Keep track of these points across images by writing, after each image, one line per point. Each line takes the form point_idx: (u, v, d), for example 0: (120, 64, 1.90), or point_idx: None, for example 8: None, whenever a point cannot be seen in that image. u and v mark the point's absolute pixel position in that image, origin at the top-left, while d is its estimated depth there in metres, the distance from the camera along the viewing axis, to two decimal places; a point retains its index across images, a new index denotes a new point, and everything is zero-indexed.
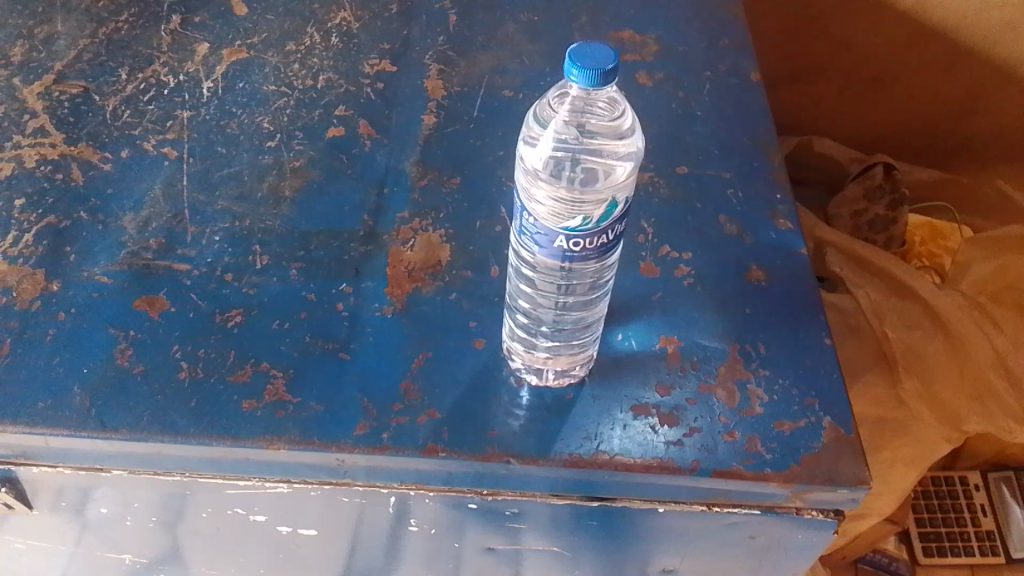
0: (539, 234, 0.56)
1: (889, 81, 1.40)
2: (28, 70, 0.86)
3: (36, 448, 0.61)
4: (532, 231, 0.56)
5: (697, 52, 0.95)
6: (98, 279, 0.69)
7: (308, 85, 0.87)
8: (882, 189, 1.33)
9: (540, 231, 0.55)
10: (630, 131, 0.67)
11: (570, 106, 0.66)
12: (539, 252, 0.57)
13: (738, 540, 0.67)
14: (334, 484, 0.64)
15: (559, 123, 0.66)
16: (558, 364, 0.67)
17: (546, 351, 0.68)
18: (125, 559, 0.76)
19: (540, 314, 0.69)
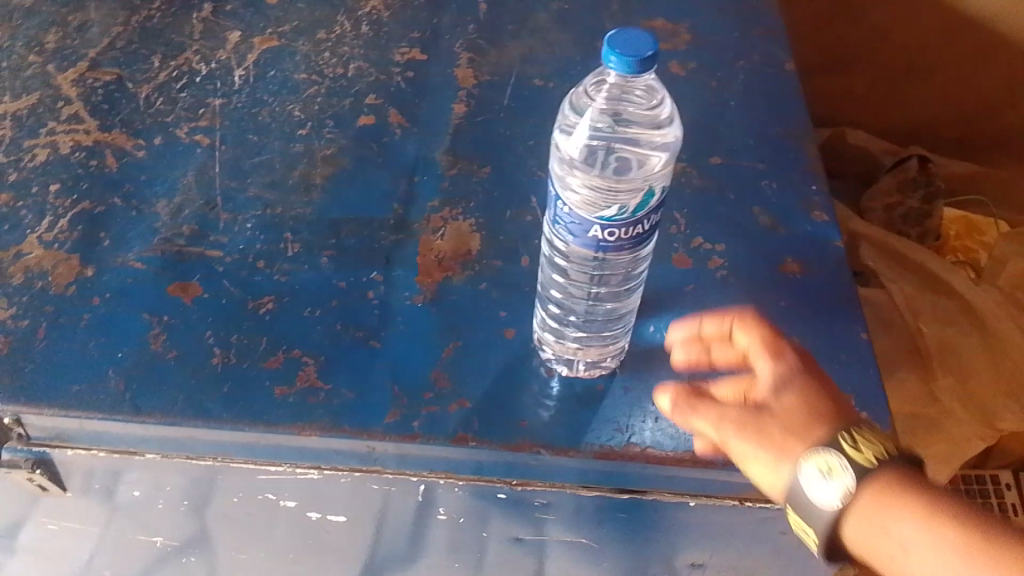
0: (571, 223, 0.55)
1: (924, 73, 1.38)
2: (62, 57, 0.87)
3: (71, 430, 0.62)
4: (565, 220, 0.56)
5: (730, 42, 0.93)
6: (132, 264, 0.70)
7: (339, 73, 0.87)
8: (916, 181, 1.30)
9: (572, 221, 0.55)
10: (668, 121, 0.66)
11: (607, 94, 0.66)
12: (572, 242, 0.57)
13: (770, 534, 0.67)
14: (365, 471, 0.64)
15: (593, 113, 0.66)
16: (589, 354, 0.68)
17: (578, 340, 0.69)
18: (155, 542, 0.76)
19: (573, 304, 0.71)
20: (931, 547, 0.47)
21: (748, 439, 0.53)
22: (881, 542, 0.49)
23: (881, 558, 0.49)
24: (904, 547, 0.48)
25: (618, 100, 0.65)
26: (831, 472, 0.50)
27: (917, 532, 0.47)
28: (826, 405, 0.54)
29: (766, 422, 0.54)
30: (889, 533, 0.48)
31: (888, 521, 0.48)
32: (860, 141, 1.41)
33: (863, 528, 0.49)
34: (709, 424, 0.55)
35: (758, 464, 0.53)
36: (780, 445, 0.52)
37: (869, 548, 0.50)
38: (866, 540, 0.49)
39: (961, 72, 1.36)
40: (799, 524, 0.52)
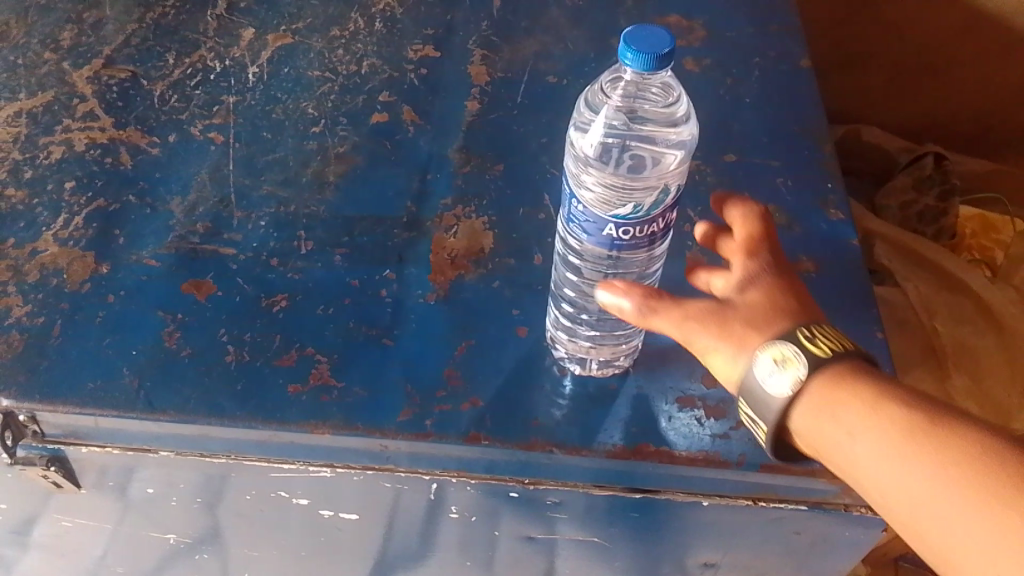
0: (585, 221, 0.55)
1: (941, 71, 1.37)
2: (78, 54, 0.87)
3: (86, 427, 0.63)
4: (579, 218, 0.56)
5: (745, 38, 0.93)
6: (147, 262, 0.70)
7: (353, 71, 0.86)
8: (932, 179, 1.29)
9: (585, 219, 0.55)
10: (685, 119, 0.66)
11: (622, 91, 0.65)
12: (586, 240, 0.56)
13: (783, 535, 0.67)
14: (377, 469, 0.64)
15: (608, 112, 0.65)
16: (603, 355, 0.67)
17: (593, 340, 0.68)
18: (169, 538, 0.76)
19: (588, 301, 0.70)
20: (876, 430, 0.47)
21: (711, 334, 0.53)
22: (828, 430, 0.49)
23: (830, 450, 0.49)
24: (849, 433, 0.48)
25: (634, 98, 0.65)
26: (786, 364, 0.50)
27: (864, 418, 0.48)
28: (786, 301, 0.54)
29: (728, 318, 0.53)
30: (837, 421, 0.49)
31: (836, 407, 0.49)
32: (878, 138, 1.39)
33: (811, 420, 0.50)
34: (672, 321, 0.54)
35: (718, 358, 0.53)
36: (739, 337, 0.52)
37: (817, 441, 0.50)
38: (815, 431, 0.50)
39: (977, 68, 1.35)
40: (749, 415, 0.54)
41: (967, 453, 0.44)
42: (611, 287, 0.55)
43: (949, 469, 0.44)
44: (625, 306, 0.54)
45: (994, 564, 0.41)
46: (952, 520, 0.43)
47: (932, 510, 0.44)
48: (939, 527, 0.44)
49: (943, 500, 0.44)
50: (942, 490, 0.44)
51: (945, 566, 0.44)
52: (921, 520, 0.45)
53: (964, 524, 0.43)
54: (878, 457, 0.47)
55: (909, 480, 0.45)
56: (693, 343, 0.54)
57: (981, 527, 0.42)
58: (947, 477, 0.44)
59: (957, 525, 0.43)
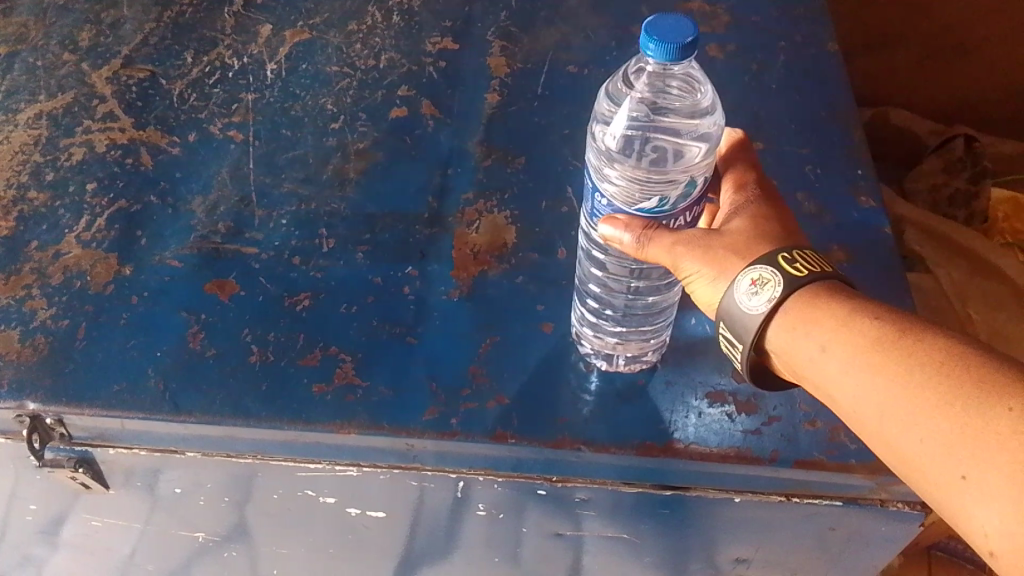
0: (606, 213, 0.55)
1: (970, 50, 1.34)
2: (96, 54, 0.87)
3: (112, 428, 0.63)
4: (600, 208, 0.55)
5: (770, 23, 0.91)
6: (170, 263, 0.70)
7: (371, 65, 0.86)
8: (963, 162, 1.25)
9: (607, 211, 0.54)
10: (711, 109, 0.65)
11: (646, 83, 0.65)
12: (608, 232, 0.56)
13: (817, 531, 0.66)
14: (403, 468, 0.63)
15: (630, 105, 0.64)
16: (628, 352, 0.67)
17: (617, 336, 0.68)
18: (197, 537, 0.77)
19: (612, 296, 0.69)
20: (848, 344, 0.49)
21: (702, 262, 0.54)
22: (803, 346, 0.51)
23: (804, 365, 0.52)
24: (823, 348, 0.50)
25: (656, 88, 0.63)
26: (761, 286, 0.52)
27: (836, 333, 0.50)
28: (767, 228, 0.56)
29: (715, 244, 0.55)
30: (811, 337, 0.51)
31: (811, 325, 0.51)
32: (905, 120, 1.36)
33: (788, 338, 0.52)
34: (670, 251, 0.53)
35: (703, 283, 0.55)
36: (722, 262, 0.54)
37: (794, 357, 0.52)
38: (791, 348, 0.52)
39: (1007, 45, 1.32)
40: (725, 337, 0.56)
41: (929, 362, 0.46)
42: (614, 224, 0.53)
43: (913, 375, 0.46)
44: (623, 240, 0.53)
45: (949, 456, 0.44)
46: (913, 421, 0.46)
47: (896, 413, 0.47)
48: (901, 427, 0.47)
49: (906, 404, 0.46)
50: (904, 394, 0.46)
51: (903, 462, 0.47)
52: (885, 422, 0.48)
53: (925, 424, 0.45)
54: (848, 369, 0.49)
55: (876, 387, 0.48)
56: (683, 269, 0.55)
57: (937, 424, 0.45)
58: (910, 383, 0.46)
59: (917, 425, 0.46)
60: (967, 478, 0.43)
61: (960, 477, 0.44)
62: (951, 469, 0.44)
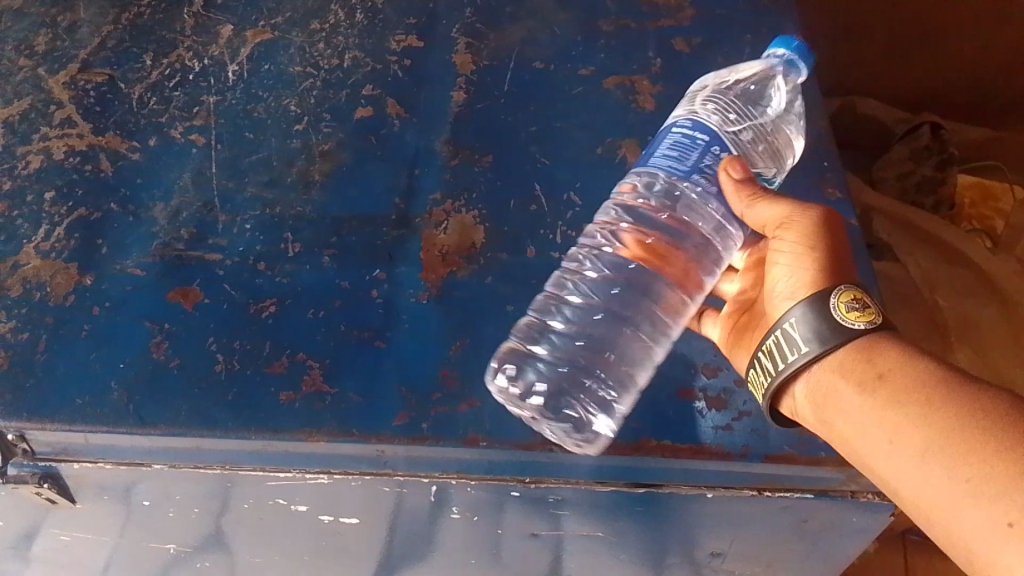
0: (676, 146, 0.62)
1: (935, 38, 1.34)
2: (53, 59, 0.85)
3: (76, 443, 0.62)
4: (676, 138, 0.63)
5: (736, 15, 0.90)
6: (131, 271, 0.69)
7: (334, 65, 0.84)
8: (929, 150, 1.27)
9: (689, 140, 0.62)
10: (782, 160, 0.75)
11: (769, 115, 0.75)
12: (701, 176, 0.63)
13: (791, 524, 0.66)
14: (374, 474, 0.63)
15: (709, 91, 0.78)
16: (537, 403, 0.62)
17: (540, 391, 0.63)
18: (169, 549, 0.76)
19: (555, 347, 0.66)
20: (910, 376, 0.53)
21: (795, 243, 0.60)
22: (861, 369, 0.55)
23: (855, 388, 0.54)
24: (881, 375, 0.54)
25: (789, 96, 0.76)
26: (857, 312, 0.55)
27: (899, 364, 0.54)
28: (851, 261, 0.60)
29: (820, 250, 0.60)
30: (871, 363, 0.55)
31: (876, 351, 0.55)
32: (873, 108, 1.36)
33: (845, 360, 0.55)
34: (779, 211, 0.62)
35: (791, 269, 0.61)
36: (825, 266, 0.59)
37: (845, 378, 0.55)
38: (846, 369, 0.55)
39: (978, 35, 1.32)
40: (773, 338, 0.58)
41: (992, 409, 0.49)
42: (729, 161, 0.62)
43: (972, 417, 0.49)
44: (733, 174, 0.62)
45: (998, 501, 0.47)
46: (961, 460, 0.49)
47: (948, 448, 0.49)
48: (948, 467, 0.49)
49: (963, 442, 0.49)
50: (962, 431, 0.49)
51: (940, 503, 0.49)
52: (932, 457, 0.50)
53: (979, 464, 0.48)
54: (904, 397, 0.52)
55: (932, 420, 0.51)
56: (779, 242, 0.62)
57: (989, 467, 0.47)
58: (968, 423, 0.49)
59: (969, 466, 0.48)
60: (1014, 525, 0.46)
61: (1006, 524, 0.46)
62: (998, 515, 0.46)
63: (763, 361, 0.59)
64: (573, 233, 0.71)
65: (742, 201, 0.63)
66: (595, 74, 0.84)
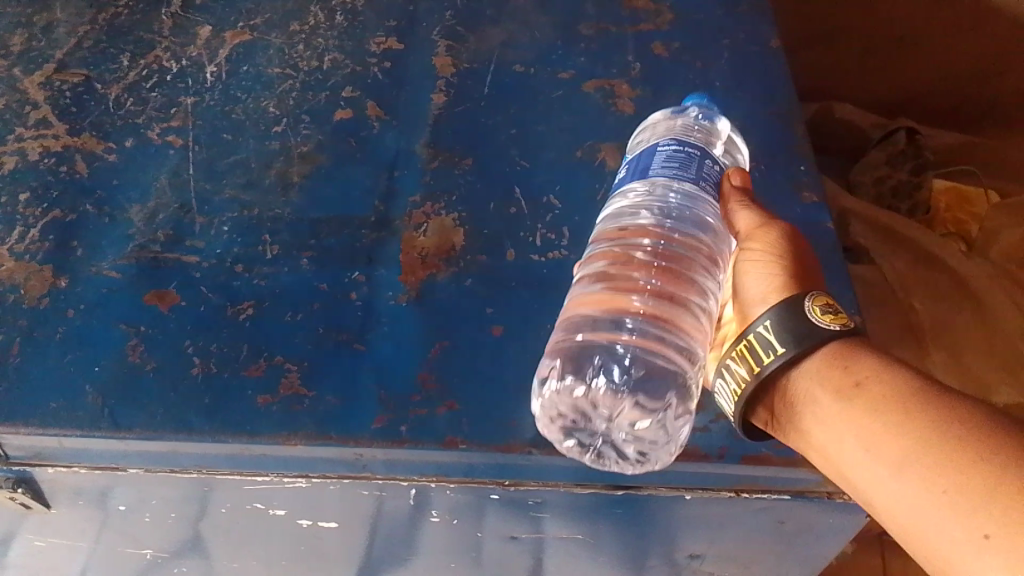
0: (672, 160, 0.59)
1: (910, 43, 1.35)
2: (28, 59, 0.84)
3: (50, 448, 0.61)
4: (672, 152, 0.59)
5: (714, 19, 0.91)
6: (107, 273, 0.68)
7: (314, 67, 0.84)
8: (904, 154, 1.30)
9: (684, 153, 0.59)
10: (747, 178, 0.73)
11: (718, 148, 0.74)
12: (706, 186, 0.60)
13: (769, 525, 0.67)
14: (354, 477, 0.63)
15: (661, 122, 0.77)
16: (587, 424, 0.62)
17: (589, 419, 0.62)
18: (146, 554, 0.75)
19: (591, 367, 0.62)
20: (888, 385, 0.51)
21: (765, 250, 0.61)
22: (838, 377, 0.53)
23: (832, 397, 0.53)
24: (858, 384, 0.52)
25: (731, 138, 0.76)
26: (832, 315, 0.55)
27: (877, 374, 0.52)
28: (815, 276, 0.60)
29: (789, 260, 0.60)
30: (849, 372, 0.53)
31: (854, 360, 0.53)
32: (849, 114, 1.37)
33: (823, 368, 0.54)
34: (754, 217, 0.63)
35: (758, 276, 0.60)
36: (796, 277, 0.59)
37: (824, 387, 0.54)
38: (824, 377, 0.54)
39: (953, 42, 1.33)
40: (745, 343, 0.57)
41: (972, 419, 0.47)
42: (731, 172, 0.65)
43: (947, 425, 0.47)
44: (735, 181, 0.65)
45: (975, 512, 0.44)
46: (937, 471, 0.46)
47: (923, 458, 0.47)
48: (923, 478, 0.47)
49: (938, 452, 0.47)
50: (940, 440, 0.47)
51: (915, 514, 0.47)
52: (908, 468, 0.48)
53: (955, 474, 0.46)
54: (880, 406, 0.50)
55: (909, 429, 0.49)
56: (746, 250, 0.62)
57: (964, 477, 0.45)
58: (944, 432, 0.47)
59: (946, 476, 0.46)
60: (990, 538, 0.43)
61: (983, 537, 0.44)
62: (974, 528, 0.44)
63: (734, 366, 0.57)
64: (553, 236, 0.71)
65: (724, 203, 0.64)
66: (575, 78, 0.84)
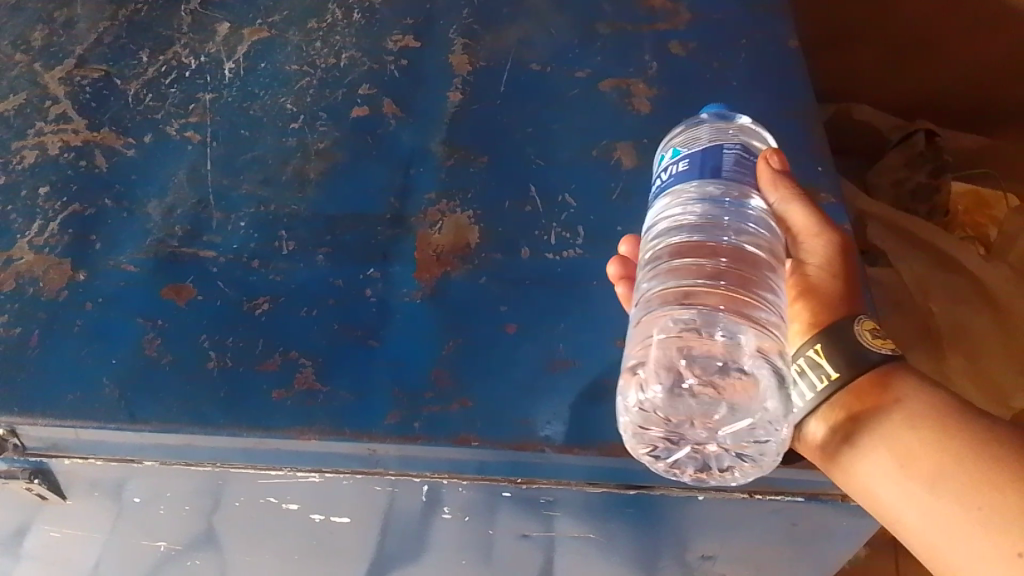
0: (741, 163, 0.57)
1: (929, 46, 1.34)
2: (49, 55, 0.85)
3: (67, 439, 0.62)
4: (741, 155, 0.58)
5: (732, 19, 0.90)
6: (125, 267, 0.68)
7: (331, 64, 0.84)
8: (924, 156, 1.29)
9: (748, 160, 0.58)
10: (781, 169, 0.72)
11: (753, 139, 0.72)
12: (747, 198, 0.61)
13: (782, 527, 0.66)
14: (366, 473, 0.63)
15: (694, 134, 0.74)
16: (680, 424, 0.58)
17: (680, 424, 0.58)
18: (159, 546, 0.75)
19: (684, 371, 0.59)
20: (926, 403, 0.54)
21: (820, 267, 0.61)
22: (878, 392, 0.55)
23: (870, 410, 0.55)
24: (897, 400, 0.55)
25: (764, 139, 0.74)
26: (880, 339, 0.57)
27: (914, 393, 0.55)
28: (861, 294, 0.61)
29: (840, 274, 0.61)
30: (886, 388, 0.55)
31: (892, 376, 0.56)
32: (869, 116, 1.36)
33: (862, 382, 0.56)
34: (808, 222, 0.61)
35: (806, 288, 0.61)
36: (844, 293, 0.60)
37: (860, 400, 0.56)
38: (861, 391, 0.56)
39: (971, 46, 1.32)
40: (798, 367, 0.58)
41: (1007, 440, 0.50)
42: (769, 152, 0.61)
43: (985, 447, 0.51)
44: (777, 161, 0.61)
45: (1008, 529, 0.48)
46: (972, 490, 0.50)
47: (959, 475, 0.50)
48: (958, 495, 0.50)
49: (975, 472, 0.50)
50: (977, 460, 0.50)
51: (944, 529, 0.50)
52: (943, 484, 0.51)
53: (991, 493, 0.49)
54: (920, 423, 0.53)
55: (946, 447, 0.52)
56: (798, 261, 0.62)
57: (999, 498, 0.49)
58: (980, 454, 0.50)
59: (982, 494, 0.49)
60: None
61: (1015, 553, 0.47)
62: (1007, 546, 0.48)
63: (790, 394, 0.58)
64: (568, 234, 0.71)
65: (775, 194, 0.61)
66: (592, 77, 0.84)
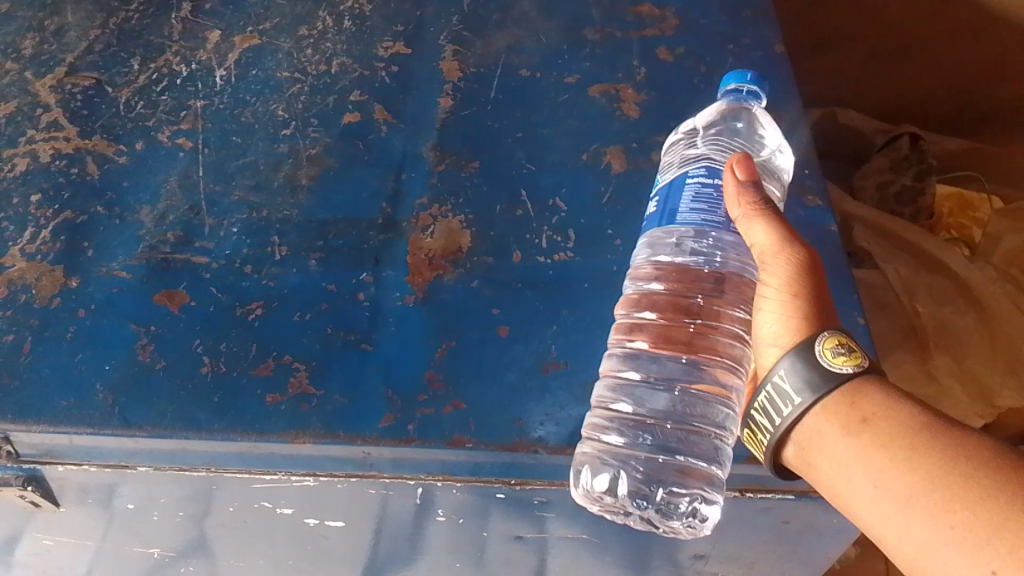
0: (700, 197, 0.61)
1: (913, 50, 1.36)
2: (40, 63, 0.85)
3: (61, 446, 0.62)
4: (701, 188, 0.61)
5: (718, 25, 0.92)
6: (117, 274, 0.69)
7: (322, 70, 0.85)
8: (908, 160, 1.30)
9: (710, 189, 0.61)
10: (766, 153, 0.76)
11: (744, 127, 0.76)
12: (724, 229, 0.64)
13: (772, 525, 0.67)
14: (361, 476, 0.63)
15: (685, 142, 0.77)
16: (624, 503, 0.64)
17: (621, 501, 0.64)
18: (153, 553, 0.75)
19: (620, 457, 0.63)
20: (895, 420, 0.50)
21: (779, 283, 0.58)
22: (845, 413, 0.52)
23: (839, 432, 0.52)
24: (865, 419, 0.51)
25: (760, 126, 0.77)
26: (844, 356, 0.53)
27: (884, 408, 0.51)
28: (831, 314, 0.57)
29: (805, 293, 0.57)
30: (856, 407, 0.52)
31: (860, 394, 0.52)
32: (852, 120, 1.38)
33: (829, 403, 0.53)
34: (770, 235, 0.59)
35: (773, 311, 0.58)
36: (819, 312, 0.57)
37: (829, 422, 0.52)
38: (832, 411, 0.52)
39: (954, 50, 1.34)
40: (765, 395, 0.56)
41: (979, 454, 0.46)
42: (736, 161, 0.61)
43: (955, 462, 0.46)
44: (740, 175, 0.61)
45: (982, 548, 0.43)
46: (941, 509, 0.45)
47: (930, 494, 0.46)
48: (932, 514, 0.46)
49: (946, 489, 0.46)
50: (945, 475, 0.46)
51: (922, 548, 0.47)
52: (914, 503, 0.47)
53: (962, 511, 0.45)
54: (887, 441, 0.49)
55: (914, 465, 0.47)
56: (764, 277, 0.59)
57: (970, 515, 0.44)
58: (951, 469, 0.46)
59: (953, 513, 0.45)
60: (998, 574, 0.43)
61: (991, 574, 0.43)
62: (982, 565, 0.43)
63: (757, 417, 0.57)
64: (559, 238, 0.72)
65: (739, 207, 0.60)
66: (581, 82, 0.85)
